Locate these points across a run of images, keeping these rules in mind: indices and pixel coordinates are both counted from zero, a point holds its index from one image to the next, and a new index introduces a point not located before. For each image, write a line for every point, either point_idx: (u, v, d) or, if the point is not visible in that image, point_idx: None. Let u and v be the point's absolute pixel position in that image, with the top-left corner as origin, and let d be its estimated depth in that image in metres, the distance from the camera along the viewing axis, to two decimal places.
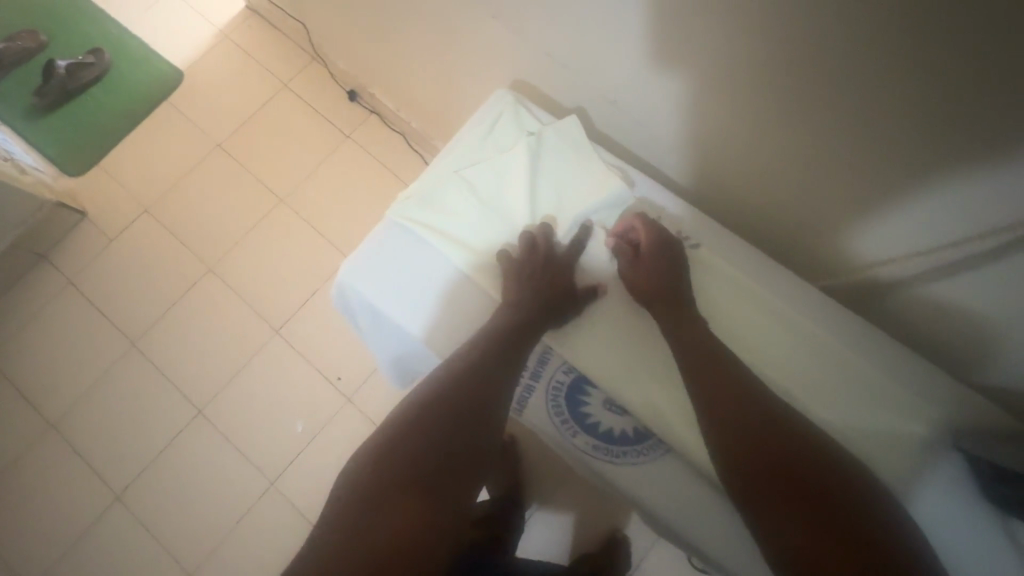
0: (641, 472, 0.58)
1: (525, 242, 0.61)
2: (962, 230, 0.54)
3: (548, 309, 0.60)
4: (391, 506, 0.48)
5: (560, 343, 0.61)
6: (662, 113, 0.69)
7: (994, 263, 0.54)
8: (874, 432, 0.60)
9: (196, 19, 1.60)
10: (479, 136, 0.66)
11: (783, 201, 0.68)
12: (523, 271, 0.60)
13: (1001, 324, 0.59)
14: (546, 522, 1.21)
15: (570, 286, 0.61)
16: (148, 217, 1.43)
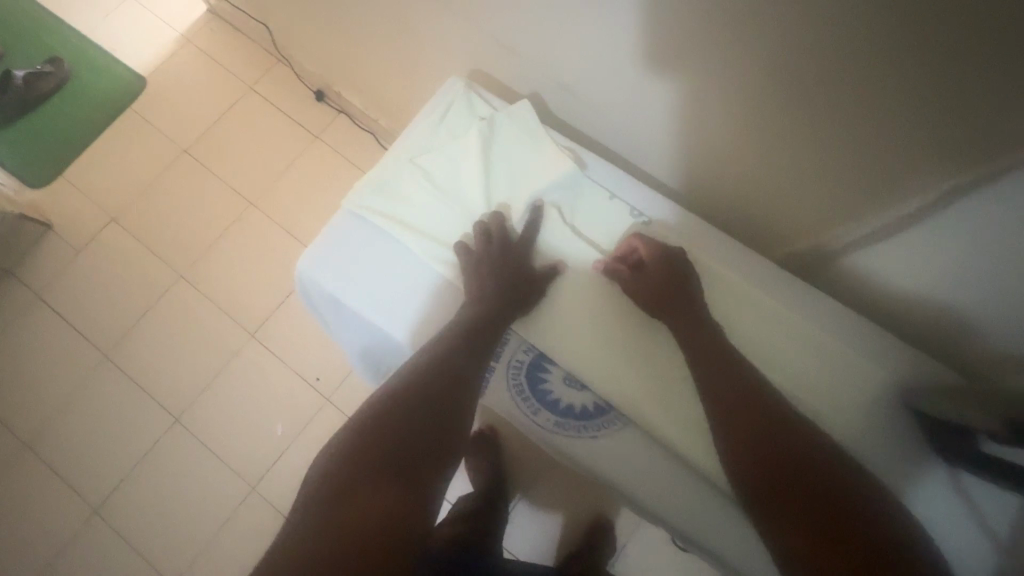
0: (604, 445, 0.60)
1: (481, 227, 0.62)
2: (894, 191, 0.56)
3: (509, 295, 0.61)
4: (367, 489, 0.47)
5: (520, 328, 0.63)
6: (621, 99, 0.70)
7: (920, 222, 0.57)
8: (828, 396, 0.62)
9: (157, 24, 1.57)
10: (433, 128, 0.66)
11: (745, 179, 0.69)
12: (484, 260, 0.61)
13: (924, 284, 0.62)
14: (530, 514, 1.22)
15: (527, 270, 0.62)
16: (116, 226, 1.41)
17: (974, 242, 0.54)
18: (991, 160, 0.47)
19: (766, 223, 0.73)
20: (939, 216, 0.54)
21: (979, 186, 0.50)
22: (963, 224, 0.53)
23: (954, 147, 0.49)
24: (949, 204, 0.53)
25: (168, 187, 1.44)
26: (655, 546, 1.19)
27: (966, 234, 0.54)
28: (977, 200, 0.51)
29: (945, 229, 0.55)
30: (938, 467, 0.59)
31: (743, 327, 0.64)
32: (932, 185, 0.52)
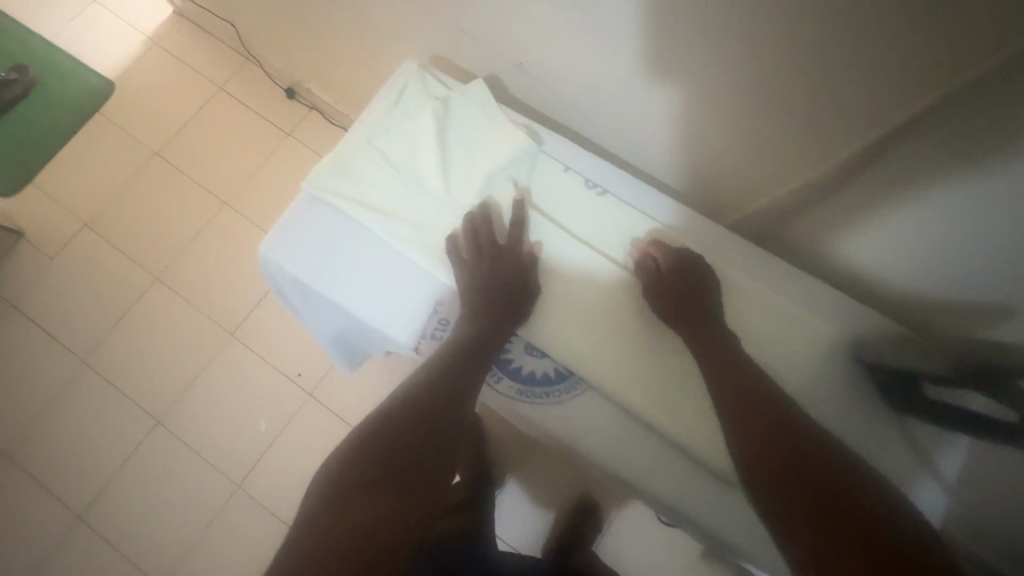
0: (566, 409, 0.62)
1: (470, 222, 0.62)
2: (834, 148, 0.58)
3: (500, 296, 0.61)
4: (369, 494, 0.48)
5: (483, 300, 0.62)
6: (579, 78, 0.71)
7: (851, 183, 0.59)
8: (783, 354, 0.64)
9: (124, 27, 1.56)
10: (389, 111, 0.66)
11: (700, 153, 0.70)
12: (478, 263, 0.61)
13: (844, 257, 0.67)
14: (519, 503, 1.23)
15: (516, 263, 0.62)
16: (89, 231, 1.40)
17: (891, 202, 0.57)
18: (918, 105, 0.49)
19: (722, 195, 0.74)
20: (854, 181, 0.59)
21: (903, 136, 0.51)
22: (881, 181, 0.56)
23: (887, 94, 0.50)
24: (883, 157, 0.54)
25: (143, 191, 1.43)
26: (640, 524, 1.20)
27: (891, 189, 0.56)
28: (908, 148, 0.52)
29: (876, 187, 0.57)
30: (892, 418, 0.61)
31: None
32: (867, 137, 0.54)
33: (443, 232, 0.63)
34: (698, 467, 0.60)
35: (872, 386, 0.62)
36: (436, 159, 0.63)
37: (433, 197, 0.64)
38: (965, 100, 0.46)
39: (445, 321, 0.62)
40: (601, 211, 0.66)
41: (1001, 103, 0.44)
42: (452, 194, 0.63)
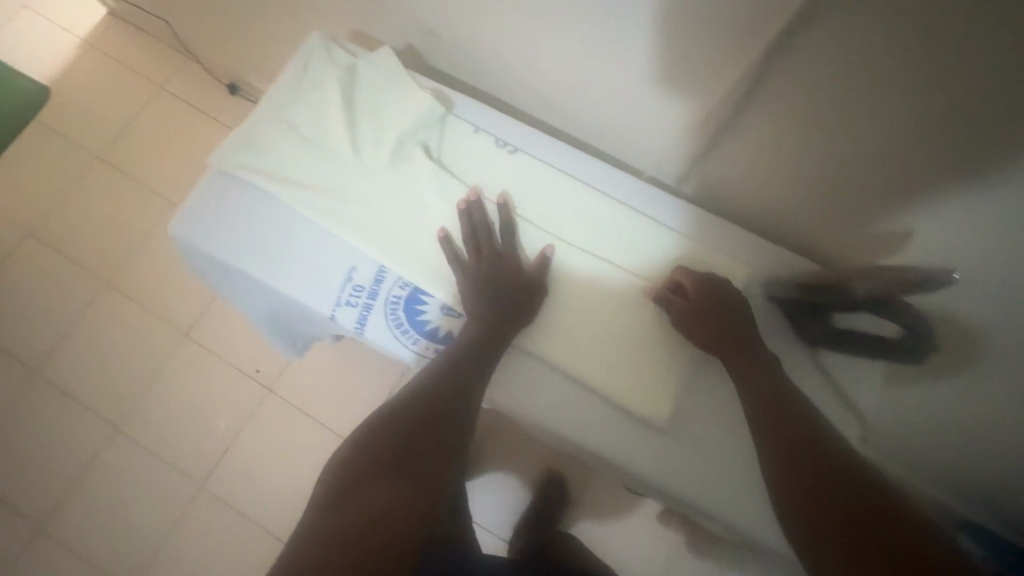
0: None
1: (468, 223, 0.61)
2: (713, 95, 0.57)
3: (502, 306, 0.60)
4: (375, 486, 0.49)
5: (396, 254, 0.61)
6: (482, 45, 0.70)
7: (737, 130, 0.59)
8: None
9: (55, 30, 1.52)
10: (294, 82, 0.65)
11: (604, 115, 0.70)
12: (480, 271, 0.61)
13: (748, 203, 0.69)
14: (496, 493, 1.23)
15: (518, 268, 0.62)
16: (33, 240, 1.36)
17: (774, 138, 0.58)
18: (772, 34, 0.48)
19: (632, 153, 0.73)
20: (733, 125, 0.59)
21: (768, 70, 0.51)
22: (763, 122, 0.56)
23: (751, 31, 0.49)
24: (754, 95, 0.54)
25: (85, 196, 1.40)
26: (605, 493, 1.21)
27: (772, 128, 0.56)
28: (777, 81, 0.51)
29: (758, 127, 0.57)
30: (798, 348, 0.63)
31: (611, 249, 0.66)
32: (736, 75, 0.53)
33: (350, 196, 0.62)
34: (612, 409, 0.63)
35: (777, 318, 0.65)
36: (344, 127, 0.62)
37: (343, 165, 0.63)
38: (813, 24, 0.45)
39: (362, 286, 0.61)
40: (513, 172, 0.66)
41: (852, 25, 0.43)
42: (360, 160, 0.63)
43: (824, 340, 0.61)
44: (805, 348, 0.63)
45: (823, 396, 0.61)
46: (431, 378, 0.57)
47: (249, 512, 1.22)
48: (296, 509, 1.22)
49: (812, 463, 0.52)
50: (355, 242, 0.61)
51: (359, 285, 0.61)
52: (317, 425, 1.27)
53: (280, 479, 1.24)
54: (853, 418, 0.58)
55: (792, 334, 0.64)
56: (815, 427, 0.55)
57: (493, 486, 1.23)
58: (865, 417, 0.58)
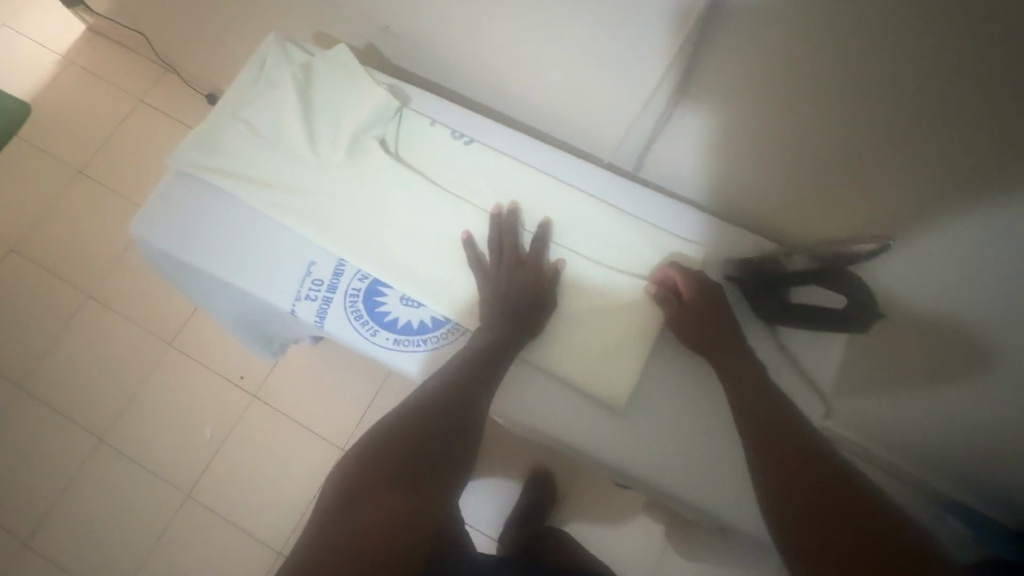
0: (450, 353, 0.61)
1: (498, 229, 0.63)
2: (655, 73, 0.58)
3: (520, 312, 0.60)
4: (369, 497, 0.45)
5: (356, 247, 0.61)
6: (435, 40, 0.71)
7: (683, 109, 0.60)
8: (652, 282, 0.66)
9: (35, 47, 1.53)
10: (251, 82, 0.66)
11: (559, 105, 0.71)
12: (499, 274, 0.61)
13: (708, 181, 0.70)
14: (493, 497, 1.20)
15: (536, 277, 0.62)
16: (16, 255, 1.37)
17: (718, 115, 0.58)
18: (701, 8, 0.49)
19: (589, 141, 0.74)
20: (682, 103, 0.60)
21: (704, 45, 0.52)
22: (706, 98, 0.57)
23: (682, 7, 0.50)
24: (694, 72, 0.55)
25: (68, 210, 1.41)
26: (594, 490, 1.20)
27: (714, 103, 0.57)
28: (713, 56, 0.52)
29: (702, 104, 0.58)
30: (756, 325, 0.65)
31: (570, 236, 0.66)
32: (674, 52, 0.54)
33: (307, 192, 0.62)
34: (574, 392, 0.63)
35: (737, 296, 0.66)
36: (300, 124, 0.63)
37: (300, 162, 0.63)
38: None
39: (322, 280, 0.61)
40: (471, 163, 0.67)
41: None
42: (317, 157, 0.63)
43: (777, 317, 0.64)
44: (763, 324, 0.65)
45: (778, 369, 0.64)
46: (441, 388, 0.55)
47: (237, 518, 1.21)
48: (284, 514, 1.22)
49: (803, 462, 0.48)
50: (312, 236, 0.61)
51: (318, 279, 0.61)
52: (304, 430, 1.27)
53: (268, 485, 1.23)
54: (816, 396, 0.63)
55: (751, 312, 0.65)
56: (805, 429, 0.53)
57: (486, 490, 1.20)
58: (826, 394, 0.63)
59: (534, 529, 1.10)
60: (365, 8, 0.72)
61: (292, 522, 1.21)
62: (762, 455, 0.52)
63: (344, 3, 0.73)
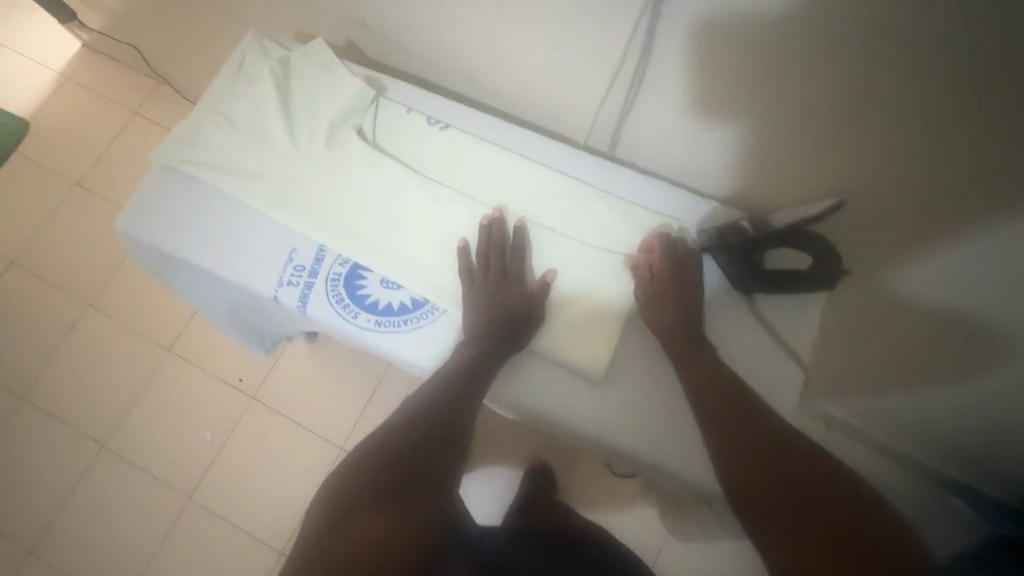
0: (427, 332, 0.63)
1: (486, 236, 0.63)
2: (617, 43, 0.59)
3: (504, 323, 0.61)
4: (363, 510, 0.46)
5: (335, 230, 0.63)
6: (408, 32, 0.73)
7: (648, 76, 0.62)
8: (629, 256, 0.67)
9: (33, 65, 1.56)
10: (231, 78, 0.68)
11: (531, 89, 0.72)
12: (487, 285, 0.62)
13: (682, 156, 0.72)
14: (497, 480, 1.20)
15: (523, 289, 0.63)
16: (17, 268, 1.39)
17: (683, 81, 0.60)
18: None
19: (563, 123, 0.75)
20: (649, 75, 0.61)
21: (660, 10, 0.54)
22: (668, 63, 0.59)
23: None
24: (655, 37, 0.57)
25: (68, 222, 1.43)
26: (592, 480, 1.19)
27: (676, 68, 0.59)
28: (671, 18, 0.54)
29: (665, 71, 0.60)
30: (732, 293, 0.66)
31: (545, 214, 0.67)
32: (632, 19, 0.56)
33: (285, 180, 0.64)
34: (554, 365, 0.64)
35: (711, 266, 0.67)
36: (279, 115, 0.65)
37: (278, 152, 0.65)
38: None
39: (303, 265, 0.63)
40: (446, 148, 0.68)
41: None
42: (294, 145, 0.65)
43: (748, 285, 0.64)
44: (739, 293, 0.65)
45: (753, 334, 0.64)
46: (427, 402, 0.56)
47: (238, 520, 1.22)
48: (284, 514, 1.22)
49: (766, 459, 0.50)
50: (291, 222, 0.63)
51: (300, 265, 0.63)
52: (303, 430, 1.28)
53: (268, 485, 1.24)
54: (791, 359, 0.63)
55: (726, 282, 0.66)
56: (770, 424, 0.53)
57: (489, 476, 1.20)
58: (801, 357, 0.63)
59: (539, 504, 1.07)
60: (341, 4, 0.74)
61: (294, 520, 1.22)
62: (728, 451, 0.53)
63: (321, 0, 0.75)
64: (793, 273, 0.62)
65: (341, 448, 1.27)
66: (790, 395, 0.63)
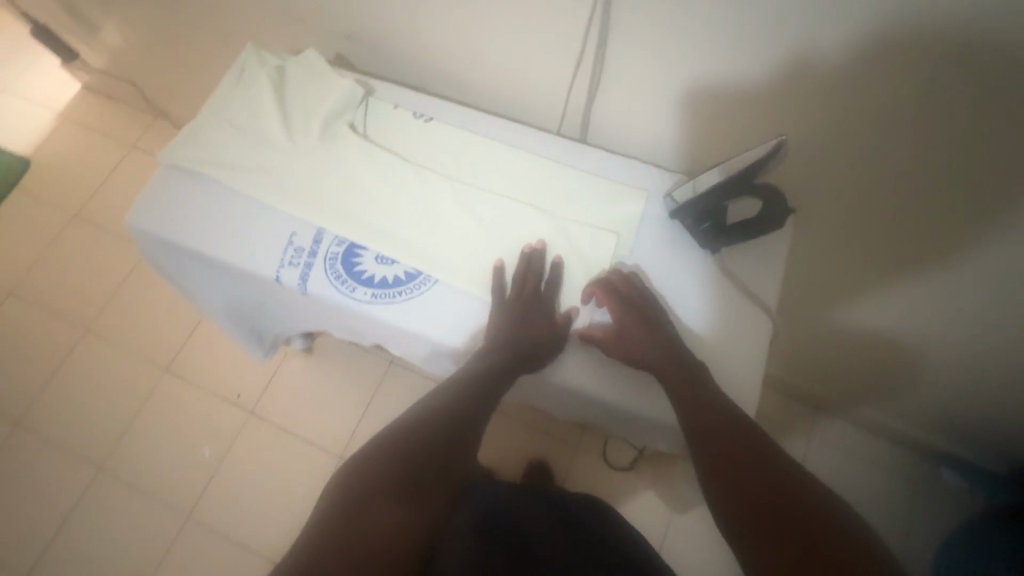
0: (420, 302, 0.67)
1: (525, 265, 0.67)
2: (579, 35, 0.67)
3: (531, 346, 0.64)
4: (380, 493, 0.49)
5: (331, 211, 0.68)
6: (391, 41, 0.81)
7: (610, 61, 0.69)
8: (603, 224, 0.72)
9: (31, 107, 1.64)
10: (230, 84, 0.75)
11: (505, 85, 0.80)
12: (516, 307, 0.65)
13: (646, 132, 0.79)
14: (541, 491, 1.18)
15: (551, 319, 0.66)
16: (14, 298, 1.42)
17: (642, 62, 0.68)
18: None
19: (536, 115, 0.83)
20: (609, 61, 0.69)
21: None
22: (627, 47, 0.66)
23: None
24: (614, 26, 0.64)
25: (66, 251, 1.47)
26: (593, 473, 1.20)
27: (635, 51, 0.66)
28: (624, 7, 0.62)
29: (626, 54, 0.67)
30: (701, 250, 0.72)
31: (525, 192, 0.73)
32: (590, 12, 0.63)
33: (282, 173, 0.70)
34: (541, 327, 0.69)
35: (679, 228, 0.73)
36: (276, 114, 0.71)
37: (277, 146, 0.71)
38: None
39: (300, 247, 0.68)
40: (431, 137, 0.75)
41: None
42: (291, 139, 0.71)
43: (715, 244, 0.70)
44: (707, 250, 0.71)
45: (723, 286, 0.70)
46: (441, 399, 0.60)
47: (237, 536, 1.20)
48: (284, 527, 1.22)
49: (750, 483, 0.52)
50: (290, 209, 0.68)
51: (300, 247, 0.68)
52: (303, 442, 1.29)
53: (268, 499, 1.24)
54: (758, 306, 0.69)
55: (693, 243, 0.72)
56: (747, 429, 0.57)
57: (501, 462, 1.20)
58: (768, 305, 0.69)
59: (558, 487, 1.08)
60: (331, 18, 0.82)
61: (293, 534, 1.20)
62: (713, 477, 0.55)
63: (314, 16, 0.83)
64: (757, 218, 0.67)
65: (339, 458, 1.27)
66: (760, 339, 0.68)
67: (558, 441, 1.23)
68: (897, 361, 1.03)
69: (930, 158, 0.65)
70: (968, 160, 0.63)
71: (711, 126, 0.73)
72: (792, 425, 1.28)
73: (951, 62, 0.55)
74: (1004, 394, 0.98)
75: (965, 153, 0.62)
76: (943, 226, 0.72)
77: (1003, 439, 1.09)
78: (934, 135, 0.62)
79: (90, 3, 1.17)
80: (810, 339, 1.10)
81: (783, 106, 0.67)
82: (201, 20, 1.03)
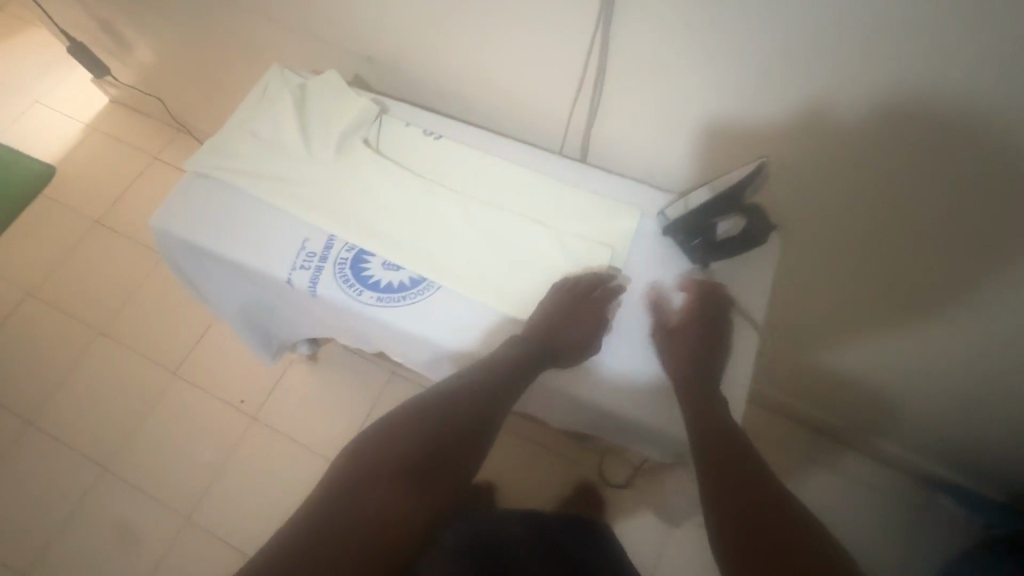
0: (424, 306, 0.70)
1: (593, 278, 0.71)
2: (579, 60, 0.72)
3: (555, 343, 0.66)
4: (374, 479, 0.51)
5: (342, 218, 0.72)
6: (406, 63, 0.86)
7: (610, 83, 0.74)
8: (599, 237, 0.76)
9: (61, 118, 1.72)
10: (256, 99, 0.80)
11: (510, 106, 0.85)
12: (570, 302, 0.68)
13: (645, 152, 0.82)
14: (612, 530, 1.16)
15: (599, 317, 0.69)
16: (31, 300, 1.46)
17: (639, 86, 0.72)
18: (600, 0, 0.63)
19: (539, 136, 0.88)
20: (608, 84, 0.74)
21: (612, 24, 0.66)
22: (625, 72, 0.71)
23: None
24: (613, 50, 0.69)
25: (84, 256, 1.52)
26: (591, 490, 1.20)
27: (632, 75, 0.71)
28: (621, 33, 0.66)
29: (624, 77, 0.72)
30: (689, 265, 0.75)
31: (526, 206, 0.77)
32: (590, 37, 0.68)
33: (299, 182, 0.74)
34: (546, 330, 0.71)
35: (670, 244, 0.76)
36: (296, 127, 0.76)
37: (295, 157, 0.76)
38: None
39: (313, 252, 0.72)
40: (439, 153, 0.79)
41: None
42: (308, 151, 0.76)
43: (703, 258, 0.73)
44: (696, 267, 0.74)
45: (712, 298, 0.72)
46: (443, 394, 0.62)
47: (233, 541, 1.21)
48: None
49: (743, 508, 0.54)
50: (304, 215, 0.72)
51: (312, 251, 0.72)
52: (303, 449, 1.30)
53: (267, 505, 1.25)
54: (747, 320, 0.71)
55: (683, 258, 0.75)
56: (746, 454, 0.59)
57: (500, 476, 1.21)
58: (757, 319, 0.71)
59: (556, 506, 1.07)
60: (351, 41, 0.88)
61: None
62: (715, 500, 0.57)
63: (336, 40, 0.89)
64: (741, 238, 0.70)
65: None
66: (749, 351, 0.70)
67: (558, 457, 1.24)
68: (892, 385, 1.04)
69: (914, 183, 0.67)
70: (951, 185, 0.65)
71: (704, 149, 0.78)
72: (790, 448, 1.29)
73: (928, 91, 0.58)
74: (999, 421, 0.99)
75: (946, 177, 0.65)
76: (934, 249, 0.74)
77: (1004, 466, 1.09)
78: (914, 160, 0.65)
79: (124, 21, 1.24)
80: (807, 361, 1.11)
81: (771, 130, 0.70)
82: (229, 41, 1.10)
